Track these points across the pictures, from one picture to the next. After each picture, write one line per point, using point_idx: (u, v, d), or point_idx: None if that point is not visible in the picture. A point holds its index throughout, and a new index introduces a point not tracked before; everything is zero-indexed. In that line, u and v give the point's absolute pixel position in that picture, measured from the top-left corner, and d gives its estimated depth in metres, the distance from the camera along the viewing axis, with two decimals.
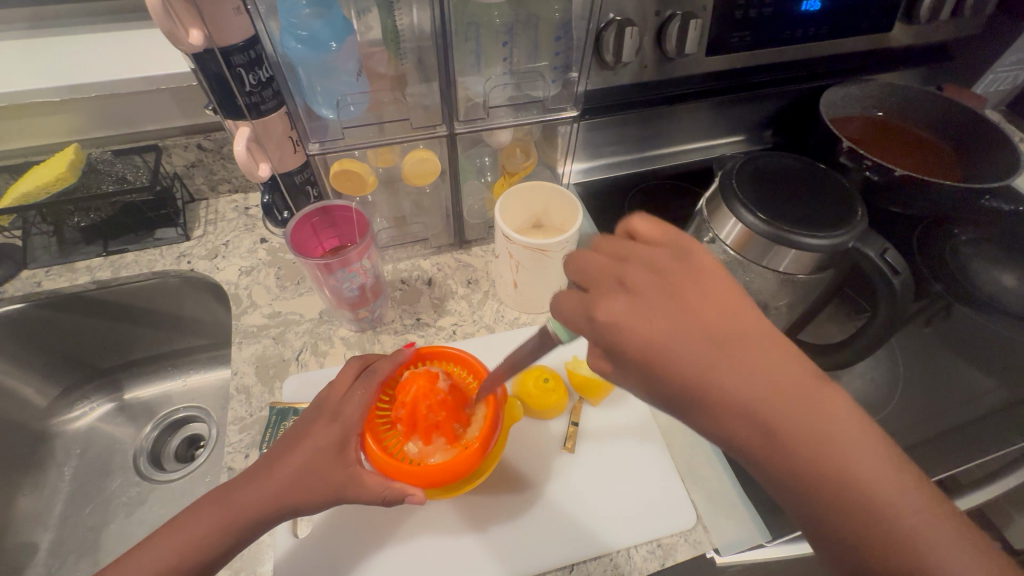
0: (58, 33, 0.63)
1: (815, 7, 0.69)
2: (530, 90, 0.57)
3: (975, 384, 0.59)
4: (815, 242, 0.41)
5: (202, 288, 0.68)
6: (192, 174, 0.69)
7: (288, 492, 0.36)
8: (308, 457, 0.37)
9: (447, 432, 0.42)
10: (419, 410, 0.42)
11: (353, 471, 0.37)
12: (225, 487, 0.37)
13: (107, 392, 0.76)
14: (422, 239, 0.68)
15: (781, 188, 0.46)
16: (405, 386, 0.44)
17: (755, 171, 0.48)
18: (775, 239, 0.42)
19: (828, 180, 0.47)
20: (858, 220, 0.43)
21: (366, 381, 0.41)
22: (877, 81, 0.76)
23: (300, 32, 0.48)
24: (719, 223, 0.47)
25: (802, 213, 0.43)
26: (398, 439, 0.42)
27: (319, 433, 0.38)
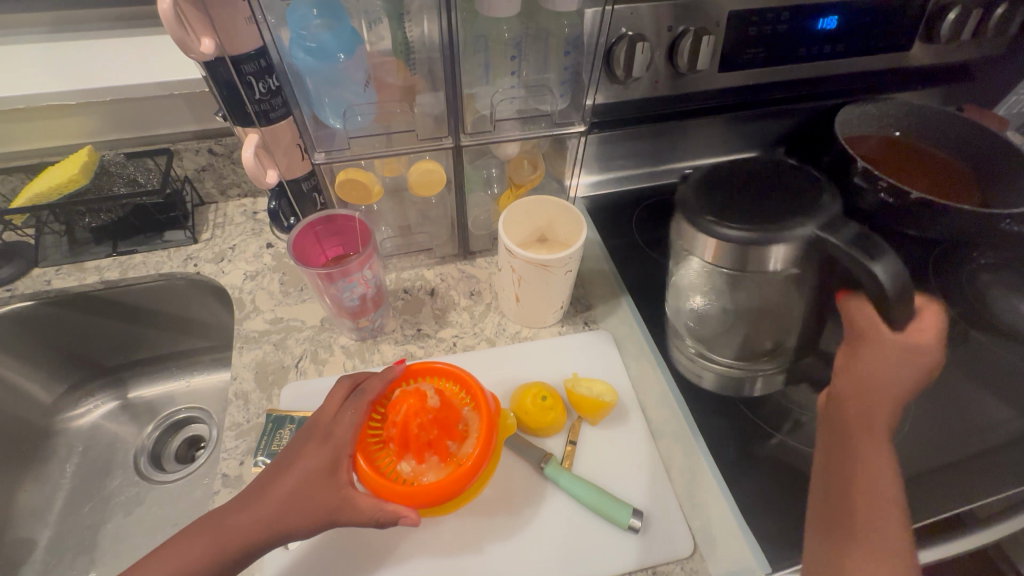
0: (78, 36, 0.65)
1: (829, 26, 0.69)
2: (539, 104, 0.57)
3: (991, 414, 0.57)
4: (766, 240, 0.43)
5: (208, 291, 0.69)
6: (202, 178, 0.69)
7: (281, 516, 0.36)
8: (301, 481, 0.37)
9: (441, 451, 0.41)
10: (410, 428, 0.40)
11: (346, 494, 0.36)
12: (216, 513, 0.37)
13: (111, 390, 0.76)
14: (427, 249, 0.68)
15: (736, 190, 0.47)
16: (395, 403, 0.42)
17: (702, 181, 0.49)
18: (707, 233, 0.45)
19: (793, 182, 0.47)
20: (812, 215, 0.43)
21: (355, 401, 0.40)
22: (894, 101, 0.75)
23: (309, 43, 0.48)
24: (694, 243, 0.48)
25: (742, 214, 0.45)
26: (391, 458, 0.41)
27: (310, 456, 0.38)
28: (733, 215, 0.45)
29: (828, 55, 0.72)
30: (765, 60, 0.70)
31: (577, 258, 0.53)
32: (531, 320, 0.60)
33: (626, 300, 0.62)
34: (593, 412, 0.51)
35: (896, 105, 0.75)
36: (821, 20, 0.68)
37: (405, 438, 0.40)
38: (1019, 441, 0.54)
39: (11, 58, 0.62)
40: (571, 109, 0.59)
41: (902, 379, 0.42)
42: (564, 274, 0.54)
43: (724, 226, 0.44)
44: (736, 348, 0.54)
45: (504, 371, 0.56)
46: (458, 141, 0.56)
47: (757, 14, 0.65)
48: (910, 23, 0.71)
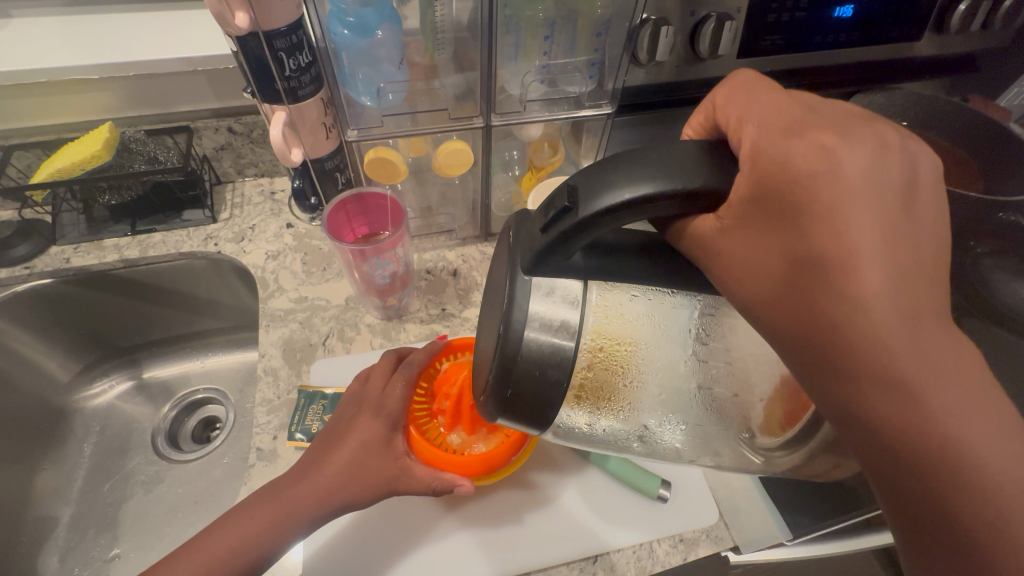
0: (95, 9, 0.63)
1: (846, 14, 0.70)
2: (565, 86, 0.58)
3: None
4: (525, 334, 0.28)
5: (227, 271, 0.69)
6: (220, 157, 0.69)
7: (340, 488, 0.37)
8: (355, 453, 0.37)
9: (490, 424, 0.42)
10: (462, 402, 0.42)
11: (403, 463, 0.38)
12: (271, 489, 0.38)
13: (126, 370, 0.76)
14: (447, 230, 0.68)
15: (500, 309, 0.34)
16: (444, 377, 0.44)
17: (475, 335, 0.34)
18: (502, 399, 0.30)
19: (498, 251, 0.33)
20: (512, 257, 0.29)
21: (405, 372, 0.41)
22: (902, 91, 0.77)
23: (348, 18, 0.49)
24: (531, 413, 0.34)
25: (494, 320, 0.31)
26: (440, 430, 0.43)
27: (364, 428, 0.38)
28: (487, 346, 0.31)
29: (843, 43, 0.73)
30: (782, 47, 0.71)
31: None
32: None
33: None
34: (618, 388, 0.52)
35: (904, 94, 0.77)
36: (839, 8, 0.69)
37: (455, 410, 0.42)
38: None
39: (28, 32, 0.60)
40: (596, 92, 0.60)
41: (738, 250, 0.24)
42: None
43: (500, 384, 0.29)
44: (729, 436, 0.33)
45: None
46: (488, 122, 0.56)
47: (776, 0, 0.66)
48: (923, 13, 0.73)
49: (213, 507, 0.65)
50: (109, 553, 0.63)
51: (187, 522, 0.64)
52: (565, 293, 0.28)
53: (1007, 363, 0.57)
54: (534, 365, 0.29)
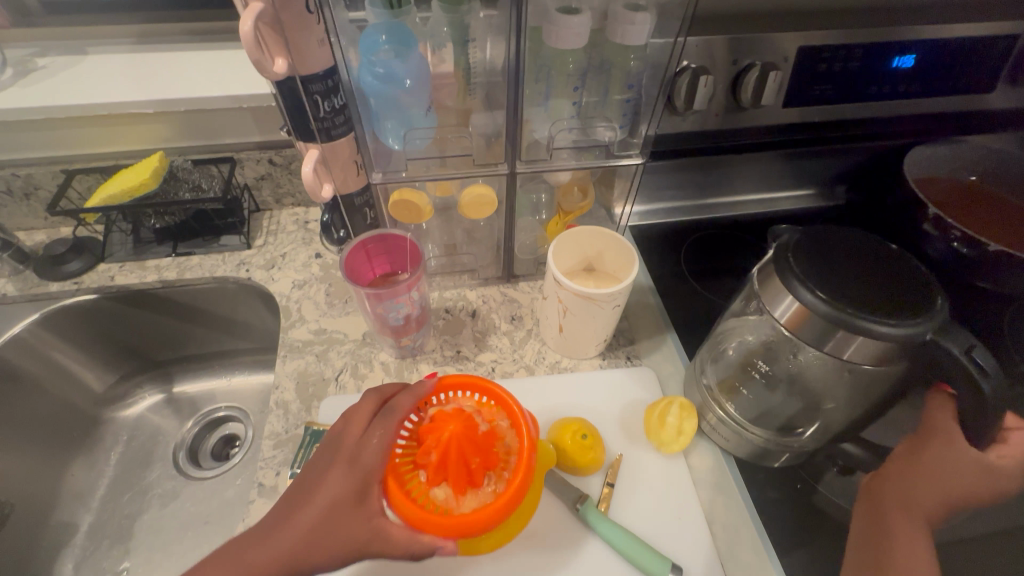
0: (160, 49, 0.69)
1: (905, 65, 0.66)
2: (596, 135, 0.56)
3: None
4: (885, 323, 0.37)
5: (256, 295, 0.70)
6: (260, 186, 0.72)
7: (309, 547, 0.35)
8: (325, 510, 0.36)
9: (481, 479, 0.41)
10: (448, 453, 0.40)
11: (376, 524, 0.37)
12: (231, 548, 0.35)
13: (157, 384, 0.79)
14: (470, 269, 0.67)
15: (844, 262, 0.41)
16: (432, 424, 0.43)
17: (821, 260, 0.41)
18: (838, 324, 0.38)
19: (916, 273, 0.41)
20: (932, 307, 0.38)
21: (385, 420, 0.40)
22: (972, 143, 0.71)
23: (378, 69, 0.49)
24: (769, 295, 0.42)
25: (888, 296, 0.39)
26: (422, 483, 0.41)
27: (335, 483, 0.37)
28: (876, 298, 0.38)
29: (901, 94, 0.69)
30: (833, 97, 0.67)
31: (626, 293, 0.52)
32: (572, 351, 0.59)
33: (672, 338, 0.60)
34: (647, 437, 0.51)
35: (972, 147, 0.71)
36: (898, 58, 0.65)
37: (440, 462, 0.41)
38: None
39: (97, 68, 0.66)
40: (628, 141, 0.58)
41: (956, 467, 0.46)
42: (611, 308, 0.53)
43: (843, 314, 0.37)
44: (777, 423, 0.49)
45: (540, 401, 0.55)
46: (513, 169, 0.55)
47: (828, 50, 0.63)
48: (993, 64, 0.68)
49: (221, 529, 0.66)
50: (120, 565, 0.64)
51: (195, 540, 0.65)
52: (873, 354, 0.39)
53: None
54: (865, 328, 0.37)
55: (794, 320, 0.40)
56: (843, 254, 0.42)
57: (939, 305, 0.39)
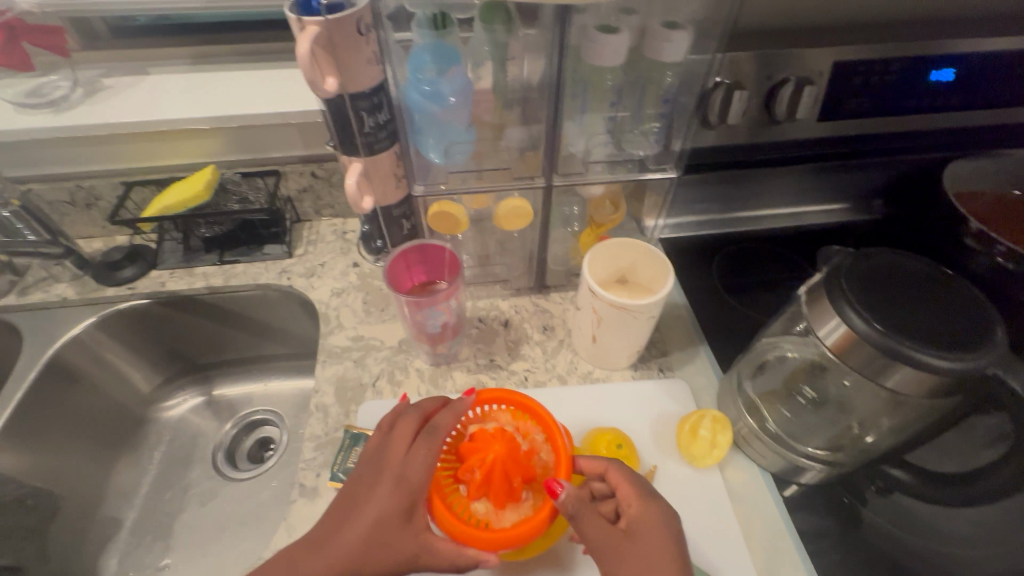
0: (213, 68, 0.73)
1: (943, 79, 0.65)
2: (632, 150, 0.58)
3: None
4: (938, 359, 0.35)
5: (296, 302, 0.73)
6: (302, 198, 0.75)
7: (357, 562, 0.37)
8: (373, 527, 0.37)
9: (522, 496, 0.42)
10: (489, 471, 0.41)
11: (422, 541, 0.38)
12: (289, 555, 0.38)
13: (199, 386, 0.82)
14: (503, 280, 0.69)
15: (905, 290, 0.39)
16: (473, 442, 0.43)
17: (873, 285, 0.39)
18: (890, 354, 0.36)
19: (979, 304, 0.39)
20: (994, 343, 0.36)
21: (428, 440, 0.40)
22: (1014, 157, 0.71)
23: (425, 87, 0.52)
24: (818, 319, 0.41)
25: (944, 328, 0.37)
26: (464, 496, 0.42)
27: (381, 501, 0.38)
28: (930, 328, 0.37)
29: (937, 108, 0.68)
30: (869, 111, 0.67)
31: (661, 305, 0.52)
32: (604, 362, 0.59)
33: (706, 351, 0.61)
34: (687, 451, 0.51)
35: (1015, 160, 0.71)
36: (936, 72, 0.65)
37: (482, 480, 0.41)
38: None
39: (155, 85, 0.70)
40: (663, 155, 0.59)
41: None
42: (646, 319, 0.53)
43: (893, 344, 0.36)
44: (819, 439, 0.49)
45: (575, 411, 0.55)
46: (550, 182, 0.56)
47: (864, 65, 0.63)
48: None
49: (257, 530, 0.68)
50: (161, 561, 0.66)
51: (233, 540, 0.67)
52: (923, 387, 0.37)
53: None
54: (917, 361, 0.35)
55: (840, 346, 0.39)
56: (902, 280, 0.40)
57: (1003, 341, 0.36)
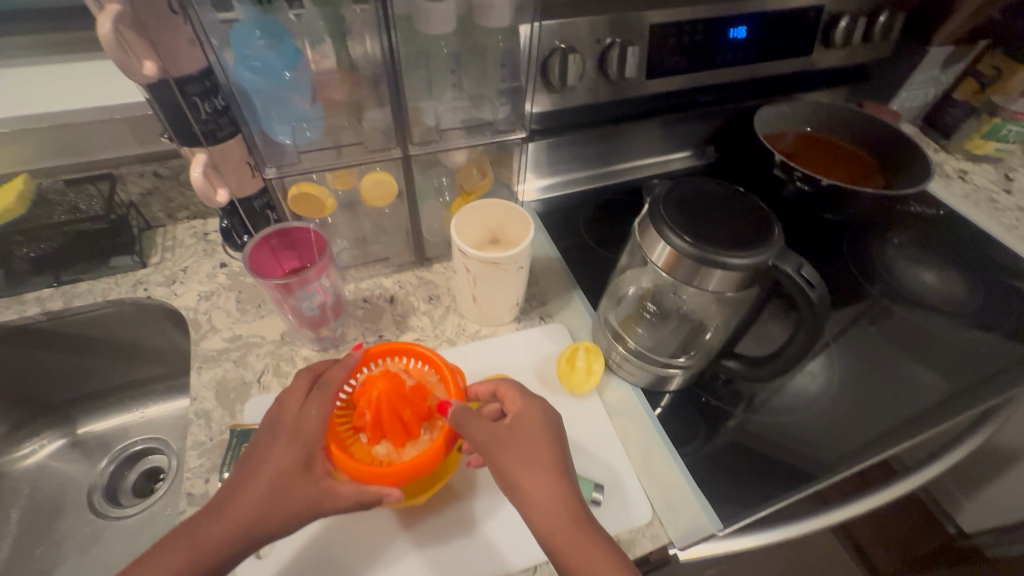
0: (14, 64, 0.65)
1: (740, 36, 0.76)
2: (479, 113, 0.60)
3: (918, 380, 0.65)
4: (738, 259, 0.42)
5: (160, 315, 0.66)
6: (148, 202, 0.69)
7: (260, 518, 0.36)
8: (271, 483, 0.37)
9: (418, 431, 0.45)
10: (382, 411, 0.44)
11: (325, 486, 0.38)
12: (186, 528, 0.37)
13: (58, 428, 0.73)
14: (383, 258, 0.69)
15: (709, 208, 0.46)
16: (363, 388, 0.46)
17: (685, 207, 0.46)
18: (704, 261, 0.43)
19: (761, 210, 0.47)
20: (774, 238, 0.44)
21: (321, 392, 0.41)
22: (805, 101, 0.85)
23: (254, 63, 0.50)
24: (651, 246, 0.47)
25: (739, 232, 0.44)
26: (364, 444, 0.44)
27: (278, 456, 0.38)
28: (730, 235, 0.44)
29: (743, 60, 0.79)
30: (687, 66, 0.76)
31: (526, 256, 0.57)
32: (489, 319, 0.63)
33: (579, 295, 0.64)
34: (569, 380, 0.56)
35: (807, 103, 0.85)
36: (733, 29, 0.75)
37: (375, 420, 0.44)
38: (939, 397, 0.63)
39: None
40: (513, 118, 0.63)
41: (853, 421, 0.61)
42: (515, 270, 0.57)
43: (705, 253, 0.43)
44: (669, 346, 0.57)
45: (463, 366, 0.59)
46: (407, 152, 0.58)
47: (675, 26, 0.71)
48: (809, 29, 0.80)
49: None
50: None
51: None
52: (733, 284, 0.45)
53: (902, 345, 0.70)
54: (725, 263, 0.42)
55: (670, 263, 0.46)
56: (708, 200, 0.47)
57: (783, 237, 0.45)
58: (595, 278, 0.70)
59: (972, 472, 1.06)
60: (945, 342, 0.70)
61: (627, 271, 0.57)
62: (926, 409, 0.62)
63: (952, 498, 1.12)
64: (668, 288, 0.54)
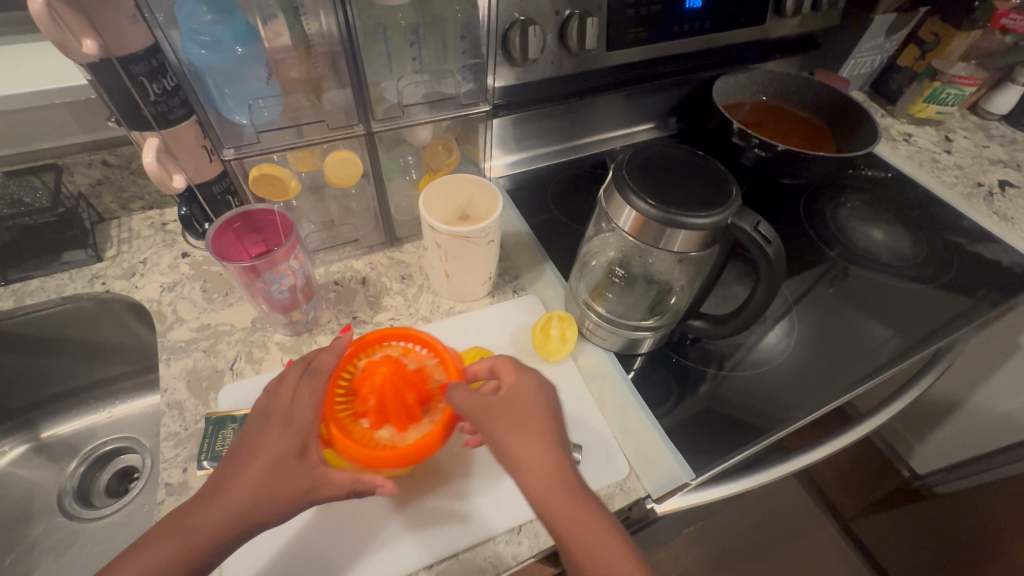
0: None
1: (696, 6, 0.77)
2: (442, 87, 0.60)
3: (868, 329, 0.70)
4: (700, 219, 0.44)
5: (121, 310, 0.64)
6: (99, 193, 0.66)
7: (253, 505, 0.36)
8: (266, 470, 0.37)
9: (420, 414, 0.45)
10: (385, 395, 0.44)
11: (319, 473, 0.38)
12: (169, 522, 0.35)
13: (20, 434, 0.70)
14: (353, 240, 0.69)
15: (670, 172, 0.48)
16: (362, 378, 0.46)
17: (648, 173, 0.48)
18: (668, 223, 0.44)
19: (718, 172, 0.49)
20: (732, 197, 0.46)
21: (314, 379, 0.42)
22: (760, 71, 0.87)
23: (202, 37, 0.49)
24: (618, 212, 0.48)
25: (699, 193, 0.46)
26: (366, 428, 0.44)
27: (272, 443, 0.38)
28: (691, 196, 0.46)
29: (700, 31, 0.80)
30: (646, 38, 0.77)
31: (496, 229, 0.57)
32: (462, 294, 0.64)
33: (551, 268, 0.67)
34: (545, 348, 0.57)
35: (762, 73, 0.87)
36: (688, 0, 0.76)
37: (380, 404, 0.44)
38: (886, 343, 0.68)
39: None
40: (477, 92, 0.62)
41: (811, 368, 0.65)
42: (486, 244, 0.57)
43: (668, 214, 0.44)
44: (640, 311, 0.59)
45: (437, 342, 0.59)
46: (370, 129, 0.57)
47: None
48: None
49: None
50: None
51: None
52: (697, 243, 0.47)
53: (854, 299, 0.74)
54: (687, 223, 0.44)
55: (636, 227, 0.47)
56: (669, 165, 0.49)
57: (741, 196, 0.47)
58: (565, 251, 0.72)
59: (923, 417, 1.14)
60: (892, 295, 0.75)
61: (594, 239, 0.59)
62: (875, 354, 0.67)
63: (905, 442, 1.21)
64: (633, 253, 0.56)
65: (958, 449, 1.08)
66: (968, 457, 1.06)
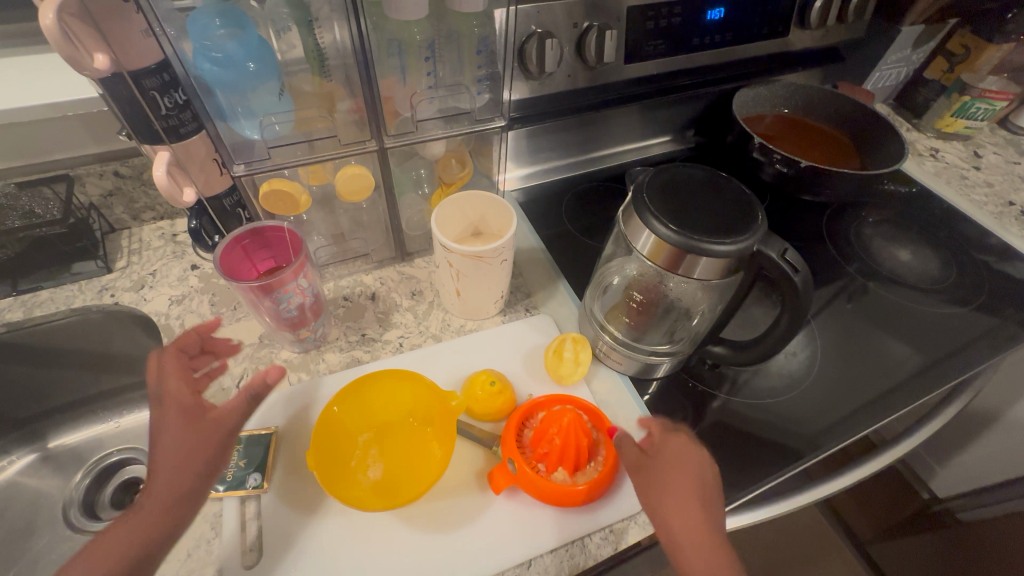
0: None
1: (718, 17, 0.75)
2: (457, 103, 0.58)
3: (894, 353, 0.67)
4: (725, 247, 0.42)
5: (129, 321, 0.63)
6: (110, 204, 0.66)
7: (184, 457, 0.38)
8: (178, 431, 0.39)
9: (587, 460, 0.47)
10: (569, 442, 0.47)
11: (207, 417, 0.41)
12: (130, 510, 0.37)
13: (29, 443, 0.70)
14: (363, 254, 0.67)
15: (691, 195, 0.46)
16: (537, 433, 0.49)
17: (668, 195, 0.46)
18: (690, 250, 0.42)
19: (743, 196, 0.47)
20: (758, 224, 0.44)
21: (158, 368, 0.43)
22: (781, 83, 0.85)
23: (214, 54, 0.47)
24: (636, 234, 0.47)
25: (723, 219, 0.44)
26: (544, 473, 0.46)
27: (169, 417, 0.40)
28: (716, 221, 0.44)
29: (720, 43, 0.78)
30: (665, 50, 0.75)
31: (510, 248, 0.55)
32: (473, 313, 0.62)
33: (564, 285, 0.65)
34: (557, 372, 0.55)
35: (784, 86, 0.85)
36: (710, 12, 0.74)
37: (563, 449, 0.47)
38: (914, 368, 0.65)
39: None
40: (492, 106, 0.61)
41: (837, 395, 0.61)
42: (498, 263, 0.56)
43: (690, 241, 0.42)
44: (657, 334, 0.58)
45: (448, 362, 0.57)
46: (382, 144, 0.56)
47: (652, 8, 0.70)
48: (786, 9, 0.79)
49: None
50: None
51: None
52: (720, 270, 0.45)
53: (881, 319, 0.71)
54: (711, 250, 0.42)
55: (654, 251, 0.45)
56: (691, 187, 0.47)
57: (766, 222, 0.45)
58: (579, 268, 0.70)
59: (946, 440, 1.09)
60: (919, 317, 0.72)
61: (613, 260, 0.57)
62: (903, 379, 0.64)
63: (926, 465, 1.17)
64: (655, 278, 0.54)
65: (982, 475, 1.04)
66: (991, 483, 1.02)
